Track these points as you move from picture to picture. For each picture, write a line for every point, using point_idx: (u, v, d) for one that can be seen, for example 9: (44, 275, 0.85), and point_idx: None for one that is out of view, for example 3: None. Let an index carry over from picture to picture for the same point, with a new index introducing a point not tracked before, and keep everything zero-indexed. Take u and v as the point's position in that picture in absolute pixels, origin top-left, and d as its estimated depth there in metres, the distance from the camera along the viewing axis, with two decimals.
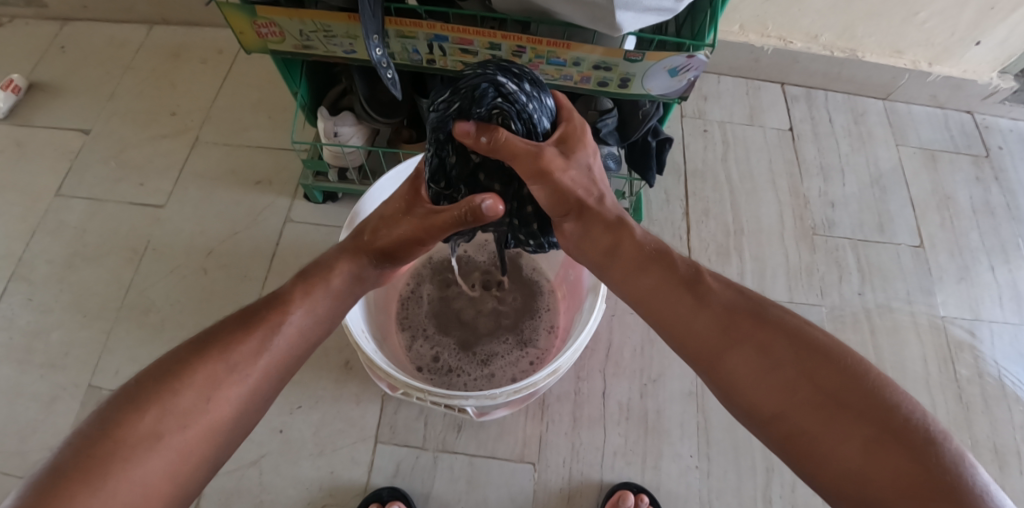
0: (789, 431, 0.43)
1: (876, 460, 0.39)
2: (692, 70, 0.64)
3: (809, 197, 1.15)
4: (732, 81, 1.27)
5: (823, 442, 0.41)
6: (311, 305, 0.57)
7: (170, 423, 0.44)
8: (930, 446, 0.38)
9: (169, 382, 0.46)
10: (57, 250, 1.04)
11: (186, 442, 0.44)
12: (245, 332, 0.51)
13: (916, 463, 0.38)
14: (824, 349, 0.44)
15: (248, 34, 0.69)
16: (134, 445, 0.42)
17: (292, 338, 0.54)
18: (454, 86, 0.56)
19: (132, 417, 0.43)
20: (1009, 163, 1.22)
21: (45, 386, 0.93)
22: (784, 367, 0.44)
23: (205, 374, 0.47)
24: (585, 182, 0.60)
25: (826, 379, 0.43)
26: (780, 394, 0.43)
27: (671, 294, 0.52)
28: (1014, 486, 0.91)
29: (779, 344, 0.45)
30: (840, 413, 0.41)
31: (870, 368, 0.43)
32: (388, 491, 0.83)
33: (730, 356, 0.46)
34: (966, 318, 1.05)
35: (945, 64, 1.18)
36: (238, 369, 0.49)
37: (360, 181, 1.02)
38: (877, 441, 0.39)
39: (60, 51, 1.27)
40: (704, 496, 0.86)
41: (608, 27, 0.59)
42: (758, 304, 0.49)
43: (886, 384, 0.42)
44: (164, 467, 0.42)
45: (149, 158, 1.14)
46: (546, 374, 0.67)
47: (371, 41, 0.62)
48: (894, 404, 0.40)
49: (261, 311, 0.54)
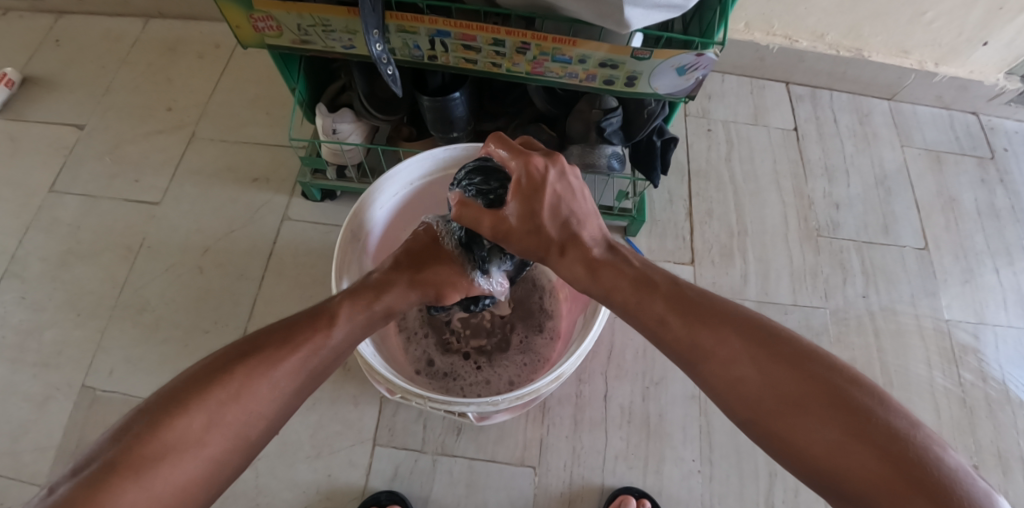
0: (766, 434, 0.46)
1: (842, 457, 0.41)
2: (699, 68, 0.62)
3: (813, 198, 1.14)
4: (736, 79, 1.26)
5: (797, 445, 0.44)
6: (358, 315, 0.56)
7: (214, 431, 0.43)
8: (894, 436, 0.41)
9: (216, 388, 0.45)
10: (51, 247, 1.03)
11: (225, 452, 0.44)
12: (286, 344, 0.50)
13: (877, 460, 0.40)
14: (786, 356, 0.47)
15: (246, 28, 0.67)
16: (179, 451, 0.41)
17: (333, 356, 0.53)
18: (487, 172, 0.63)
19: (181, 420, 0.42)
20: (1014, 165, 1.20)
21: (38, 386, 0.91)
22: (749, 378, 0.47)
23: (250, 385, 0.46)
24: (533, 236, 0.60)
25: (791, 386, 0.45)
26: (750, 403, 0.47)
27: (643, 306, 0.54)
28: (1016, 493, 0.90)
29: (740, 354, 0.48)
30: (806, 416, 0.44)
31: (832, 367, 0.46)
32: (386, 495, 0.82)
33: (704, 366, 0.50)
34: (970, 322, 1.03)
35: (951, 65, 1.17)
36: (281, 382, 0.48)
37: (360, 179, 1.00)
38: (843, 436, 0.42)
39: (55, 45, 1.25)
40: (706, 500, 0.85)
41: (615, 24, 0.57)
42: (718, 313, 0.51)
43: (849, 382, 0.44)
44: (201, 473, 0.42)
45: (145, 154, 1.12)
46: (550, 379, 0.65)
47: (371, 36, 0.60)
48: (856, 407, 0.42)
49: (307, 326, 0.52)
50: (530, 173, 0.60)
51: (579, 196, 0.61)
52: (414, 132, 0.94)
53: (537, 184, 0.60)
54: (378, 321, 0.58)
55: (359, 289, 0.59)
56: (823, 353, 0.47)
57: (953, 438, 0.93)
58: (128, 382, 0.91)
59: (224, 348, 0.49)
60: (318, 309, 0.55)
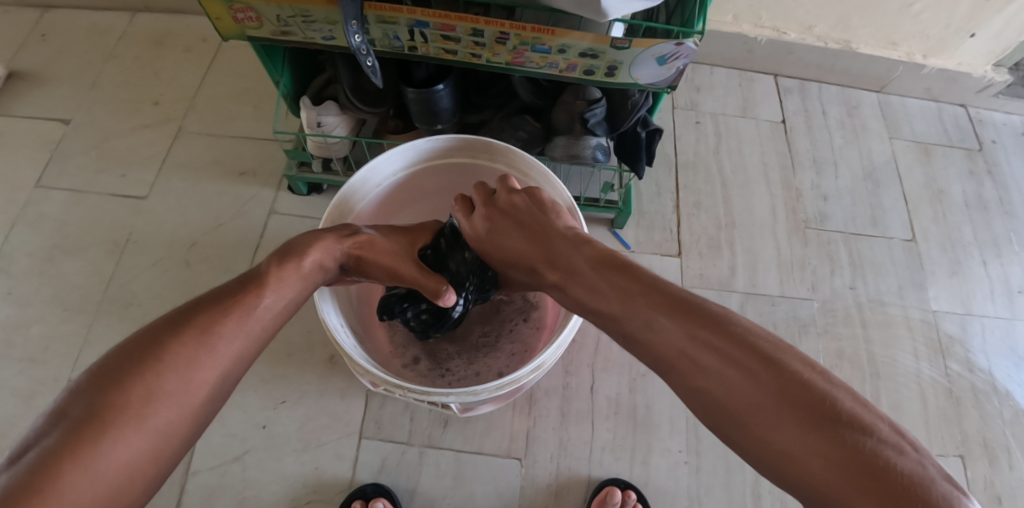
0: (726, 438, 0.47)
1: (798, 461, 0.41)
2: (680, 57, 0.62)
3: (801, 190, 1.14)
4: (725, 72, 1.25)
5: (755, 452, 0.44)
6: (295, 274, 0.57)
7: (155, 404, 0.43)
8: (846, 443, 0.40)
9: (149, 363, 0.45)
10: (37, 243, 1.02)
11: (169, 422, 0.44)
12: (221, 312, 0.50)
13: (832, 463, 0.40)
14: (739, 360, 0.46)
15: (225, 20, 0.67)
16: (118, 427, 0.41)
17: (270, 319, 0.53)
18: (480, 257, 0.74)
19: (115, 398, 0.42)
20: (1002, 157, 1.21)
21: (25, 381, 0.91)
22: (706, 387, 0.47)
23: (183, 357, 0.46)
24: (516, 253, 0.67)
25: (749, 391, 0.45)
26: (710, 411, 0.47)
27: (624, 312, 0.54)
28: (1003, 481, 0.91)
29: (698, 364, 0.48)
30: (759, 425, 0.44)
31: (787, 369, 0.45)
32: (372, 488, 0.82)
33: (673, 373, 0.50)
34: (957, 313, 1.04)
35: (940, 57, 1.17)
36: (222, 350, 0.48)
37: (345, 172, 1.00)
38: (798, 442, 0.41)
39: (40, 40, 1.24)
40: (693, 492, 0.85)
41: (594, 13, 0.57)
42: (686, 316, 0.50)
43: (809, 387, 0.43)
44: (146, 448, 0.42)
45: (132, 149, 1.11)
46: (530, 369, 0.64)
47: (350, 27, 0.59)
48: (816, 412, 0.42)
49: (233, 294, 0.52)
50: (471, 229, 0.71)
51: (526, 224, 0.67)
52: (401, 124, 0.93)
53: (479, 236, 0.70)
54: (310, 275, 0.60)
55: (286, 248, 0.60)
56: (781, 351, 0.46)
57: (940, 429, 0.94)
58: None
59: (151, 323, 0.48)
60: (250, 275, 0.55)
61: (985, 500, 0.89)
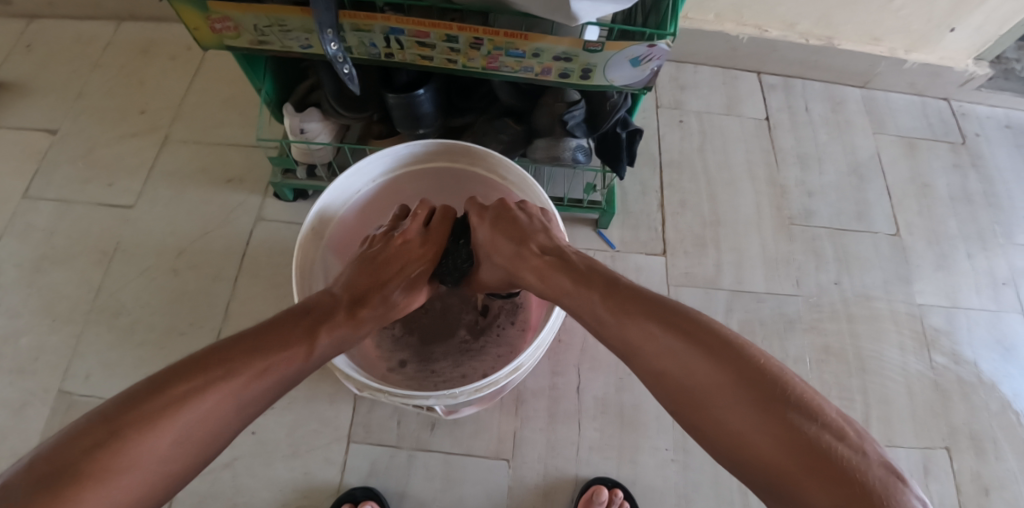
0: (685, 420, 0.50)
1: (747, 440, 0.44)
2: (653, 59, 0.63)
3: (786, 186, 1.15)
4: (710, 70, 1.26)
5: (709, 433, 0.48)
6: (336, 342, 0.60)
7: (176, 448, 0.47)
8: (793, 426, 0.43)
9: (183, 406, 0.47)
10: (25, 253, 1.02)
11: (181, 464, 0.47)
12: (262, 371, 0.53)
13: (779, 443, 0.43)
14: (702, 348, 0.49)
15: (203, 30, 0.67)
16: (144, 464, 0.44)
17: (296, 381, 0.57)
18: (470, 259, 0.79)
19: (147, 437, 0.45)
20: (986, 150, 1.22)
21: (16, 392, 0.91)
22: (669, 372, 0.50)
23: (213, 408, 0.49)
24: (512, 236, 0.68)
25: (710, 376, 0.48)
26: (671, 396, 0.50)
27: (596, 304, 0.57)
28: (990, 472, 0.92)
29: (664, 350, 0.51)
30: (716, 407, 0.47)
31: (747, 356, 0.48)
32: (361, 491, 0.83)
33: (639, 359, 0.53)
34: (943, 306, 1.05)
35: (922, 51, 1.17)
36: (248, 404, 0.51)
37: (329, 177, 1.00)
38: (749, 422, 0.45)
39: (26, 50, 1.24)
40: (681, 489, 0.86)
41: (565, 17, 0.57)
42: (655, 309, 0.54)
43: (765, 374, 0.46)
44: (156, 486, 0.45)
45: (118, 157, 1.11)
46: (508, 372, 0.64)
47: (326, 35, 0.61)
48: (768, 396, 0.45)
49: (280, 353, 0.55)
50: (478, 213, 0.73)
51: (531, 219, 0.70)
52: (385, 129, 0.94)
53: (483, 219, 0.72)
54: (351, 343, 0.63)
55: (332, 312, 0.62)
56: (743, 342, 0.50)
57: (927, 421, 0.95)
58: (105, 386, 0.92)
59: (194, 360, 0.51)
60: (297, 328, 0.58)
61: (973, 492, 0.90)
